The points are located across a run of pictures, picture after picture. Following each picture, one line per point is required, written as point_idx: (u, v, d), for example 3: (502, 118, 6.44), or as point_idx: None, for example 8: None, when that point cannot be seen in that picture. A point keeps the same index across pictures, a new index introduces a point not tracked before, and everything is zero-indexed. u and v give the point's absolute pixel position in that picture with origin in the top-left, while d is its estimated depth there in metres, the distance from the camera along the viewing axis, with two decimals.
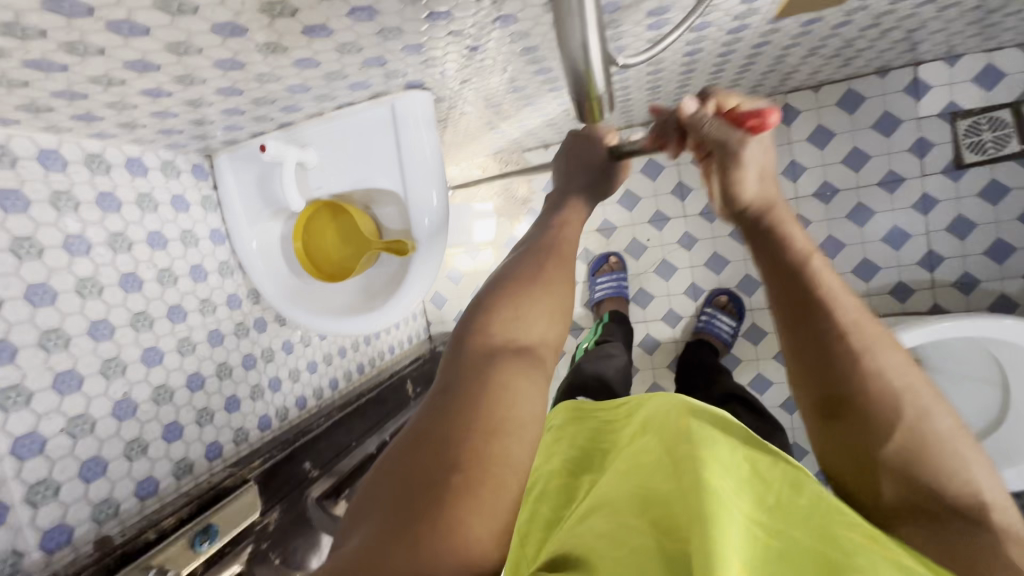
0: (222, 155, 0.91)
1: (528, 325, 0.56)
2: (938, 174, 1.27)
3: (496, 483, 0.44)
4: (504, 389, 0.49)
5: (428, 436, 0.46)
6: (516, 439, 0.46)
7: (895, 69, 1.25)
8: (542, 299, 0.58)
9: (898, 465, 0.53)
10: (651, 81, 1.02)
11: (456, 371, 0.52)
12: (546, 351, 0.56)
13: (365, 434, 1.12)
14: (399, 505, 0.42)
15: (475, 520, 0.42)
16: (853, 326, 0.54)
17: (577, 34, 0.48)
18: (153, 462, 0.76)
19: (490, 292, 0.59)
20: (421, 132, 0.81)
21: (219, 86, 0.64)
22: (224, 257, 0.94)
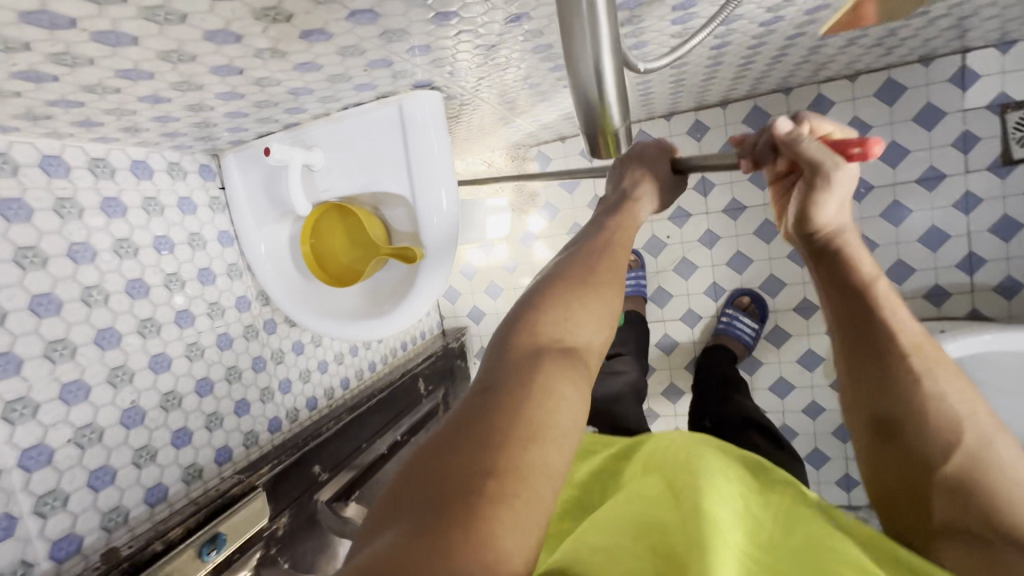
0: (229, 155, 0.90)
1: (579, 330, 0.53)
2: (983, 171, 1.18)
3: (536, 496, 0.42)
4: (548, 394, 0.47)
5: (466, 436, 0.44)
6: (554, 447, 0.44)
7: (940, 57, 1.16)
8: (590, 302, 0.55)
9: (952, 488, 0.53)
10: (674, 75, 0.97)
11: (499, 370, 0.49)
12: (592, 356, 0.54)
13: (376, 435, 1.13)
14: (427, 509, 0.40)
15: (508, 531, 0.39)
16: (915, 349, 0.59)
17: (590, 60, 0.43)
18: (163, 468, 0.76)
19: (542, 290, 0.56)
20: (429, 133, 0.78)
21: (218, 92, 0.61)
22: (233, 259, 0.93)
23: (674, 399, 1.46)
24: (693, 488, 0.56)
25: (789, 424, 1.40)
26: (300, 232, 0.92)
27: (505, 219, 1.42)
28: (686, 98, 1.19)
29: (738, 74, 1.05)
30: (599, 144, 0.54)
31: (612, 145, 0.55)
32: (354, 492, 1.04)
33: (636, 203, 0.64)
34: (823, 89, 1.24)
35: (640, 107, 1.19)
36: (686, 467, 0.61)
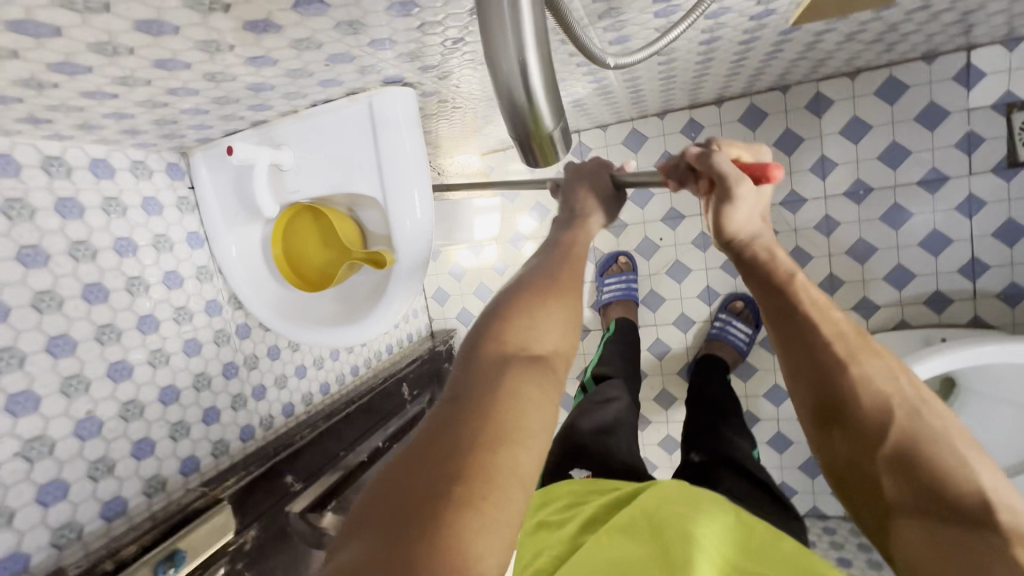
0: (198, 153, 0.87)
1: (544, 334, 0.52)
2: (987, 173, 1.14)
3: (504, 499, 0.39)
4: (516, 397, 0.45)
5: (435, 444, 0.42)
6: (525, 452, 0.42)
7: (944, 55, 1.11)
8: (555, 309, 0.55)
9: (895, 465, 0.55)
10: (663, 71, 0.93)
11: (464, 377, 0.47)
12: (561, 359, 0.52)
13: (355, 442, 1.08)
14: (396, 519, 0.38)
15: (478, 537, 0.37)
16: (842, 341, 0.62)
17: (513, 56, 0.38)
18: (122, 481, 0.73)
19: (502, 299, 0.55)
20: (401, 132, 0.74)
21: (169, 87, 0.58)
22: (203, 262, 0.90)
23: (666, 406, 1.42)
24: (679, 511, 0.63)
25: (784, 432, 1.36)
26: (270, 233, 0.89)
27: (494, 219, 1.38)
28: (679, 96, 1.15)
29: (732, 71, 1.01)
30: (532, 150, 0.48)
31: (550, 156, 0.49)
32: (331, 502, 0.99)
33: (584, 219, 0.68)
34: (822, 86, 1.19)
35: (632, 105, 1.15)
36: (674, 495, 0.67)
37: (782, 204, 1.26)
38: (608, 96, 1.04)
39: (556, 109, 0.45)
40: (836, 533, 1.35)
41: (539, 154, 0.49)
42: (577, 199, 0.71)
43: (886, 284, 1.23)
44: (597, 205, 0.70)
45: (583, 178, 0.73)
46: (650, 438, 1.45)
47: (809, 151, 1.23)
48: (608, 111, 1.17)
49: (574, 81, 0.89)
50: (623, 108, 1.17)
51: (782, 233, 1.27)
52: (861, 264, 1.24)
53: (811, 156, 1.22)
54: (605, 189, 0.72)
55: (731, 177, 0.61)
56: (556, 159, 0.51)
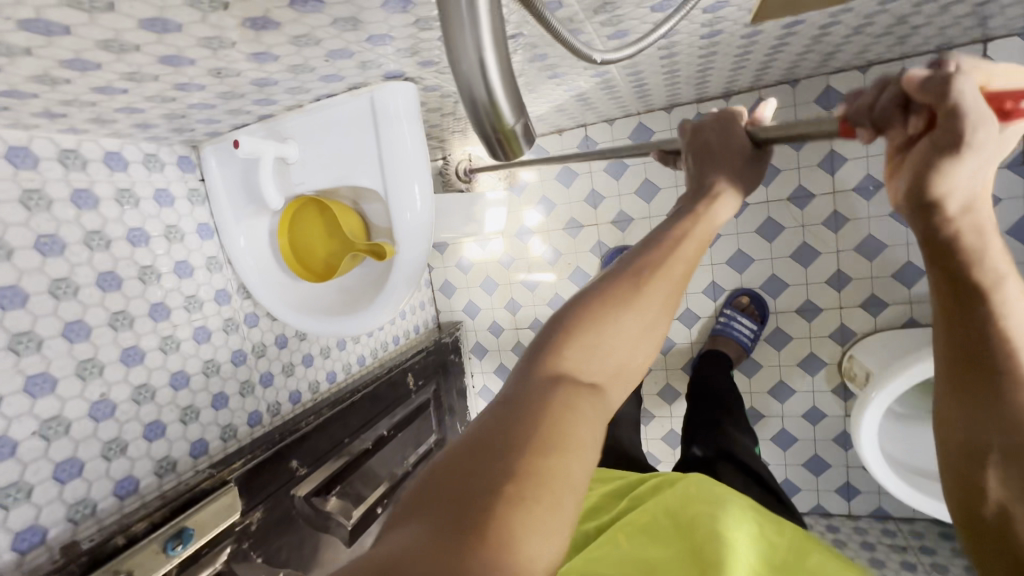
0: (208, 147, 0.90)
1: (610, 350, 0.47)
2: (1002, 169, 1.11)
3: (555, 502, 0.36)
4: (569, 409, 0.42)
5: (484, 441, 0.39)
6: (578, 460, 0.39)
7: (958, 47, 1.09)
8: (631, 320, 0.48)
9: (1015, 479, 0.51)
10: (666, 65, 0.92)
11: (522, 383, 0.44)
12: (622, 382, 0.48)
13: (361, 429, 1.11)
14: (442, 506, 0.36)
15: (529, 536, 0.34)
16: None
17: (472, 49, 0.36)
18: (134, 461, 0.76)
19: (573, 303, 0.50)
20: (402, 126, 0.76)
21: (176, 82, 0.60)
22: (213, 252, 0.93)
23: (670, 401, 1.42)
24: (705, 513, 0.63)
25: (789, 429, 1.35)
26: (278, 225, 0.92)
27: (501, 213, 1.39)
28: (685, 90, 1.14)
29: (738, 65, 1.00)
30: (498, 143, 0.44)
31: (519, 152, 0.46)
32: (336, 486, 1.03)
33: (715, 198, 0.55)
34: (832, 80, 1.18)
35: (636, 99, 1.15)
36: (694, 496, 0.68)
37: (789, 199, 1.25)
38: (611, 90, 1.04)
39: (518, 102, 0.41)
40: (838, 532, 1.33)
41: (502, 150, 0.45)
42: (704, 166, 0.58)
43: (894, 281, 1.21)
44: (731, 180, 0.57)
45: (712, 148, 0.58)
46: (652, 433, 1.46)
47: (817, 147, 1.22)
48: (613, 105, 1.18)
49: (575, 76, 0.90)
50: (629, 102, 1.17)
51: (788, 229, 1.26)
52: (870, 261, 1.22)
53: (820, 151, 1.21)
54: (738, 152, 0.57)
55: (970, 122, 0.37)
56: (521, 150, 0.46)
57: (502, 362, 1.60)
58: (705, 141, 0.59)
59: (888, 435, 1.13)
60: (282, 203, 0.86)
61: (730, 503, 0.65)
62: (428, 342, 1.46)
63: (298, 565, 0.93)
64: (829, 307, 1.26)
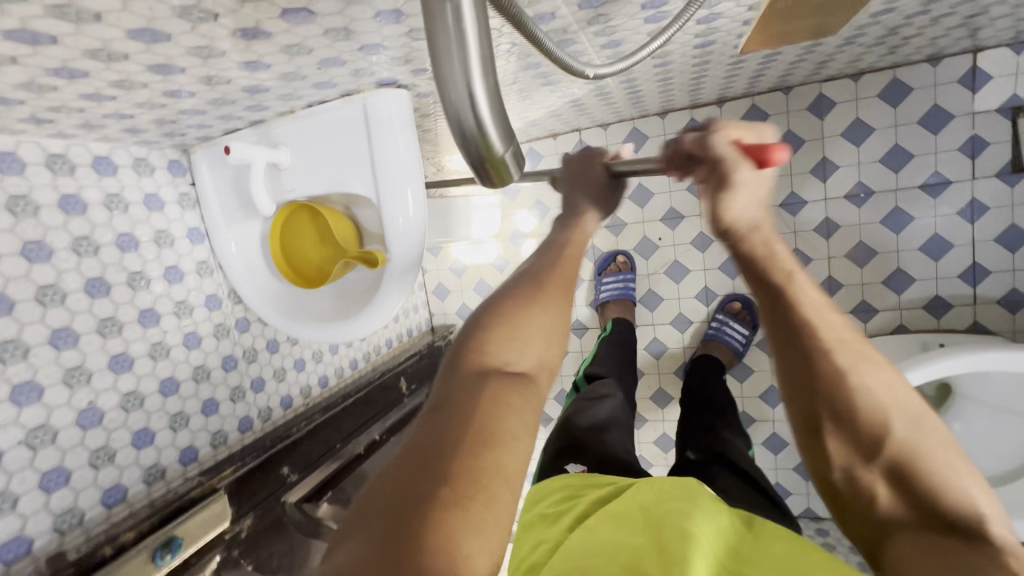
0: (198, 151, 0.89)
1: (525, 338, 0.52)
2: (991, 178, 1.12)
3: (490, 498, 0.41)
4: (496, 401, 0.46)
5: (420, 449, 0.43)
6: (508, 451, 0.44)
7: (949, 57, 1.10)
8: (539, 317, 0.54)
9: (892, 478, 0.54)
10: (660, 73, 0.93)
11: (450, 385, 0.48)
12: (546, 371, 0.53)
13: (353, 434, 1.10)
14: (383, 519, 0.39)
15: (468, 533, 0.38)
16: (840, 345, 0.56)
17: (461, 78, 0.36)
18: (122, 469, 0.75)
19: (489, 305, 0.55)
20: (394, 133, 0.76)
21: (166, 89, 0.59)
22: (203, 257, 0.92)
23: (663, 405, 1.42)
24: (677, 508, 0.62)
25: (780, 434, 1.36)
26: (268, 231, 0.91)
27: (495, 216, 1.38)
28: (679, 97, 1.15)
29: (731, 73, 1.00)
30: (485, 170, 0.43)
31: (507, 181, 0.45)
32: (326, 493, 0.98)
33: (581, 217, 0.66)
34: (824, 88, 1.19)
35: (630, 105, 1.16)
36: (671, 490, 0.67)
37: (782, 206, 1.26)
38: (606, 96, 1.04)
39: (507, 134, 0.41)
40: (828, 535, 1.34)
41: (490, 178, 0.44)
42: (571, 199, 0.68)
43: (885, 288, 1.22)
44: (592, 202, 0.67)
45: (578, 178, 0.68)
46: (645, 437, 1.46)
47: (810, 154, 1.22)
48: (608, 111, 1.17)
49: (569, 84, 0.90)
50: (623, 107, 1.17)
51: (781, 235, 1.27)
52: (861, 268, 1.23)
53: (813, 158, 1.21)
54: (597, 179, 0.67)
55: (726, 161, 0.55)
56: (509, 180, 0.45)
57: None
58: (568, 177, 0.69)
59: None
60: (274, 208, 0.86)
61: (701, 500, 0.65)
62: (422, 345, 1.46)
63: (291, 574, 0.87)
64: None
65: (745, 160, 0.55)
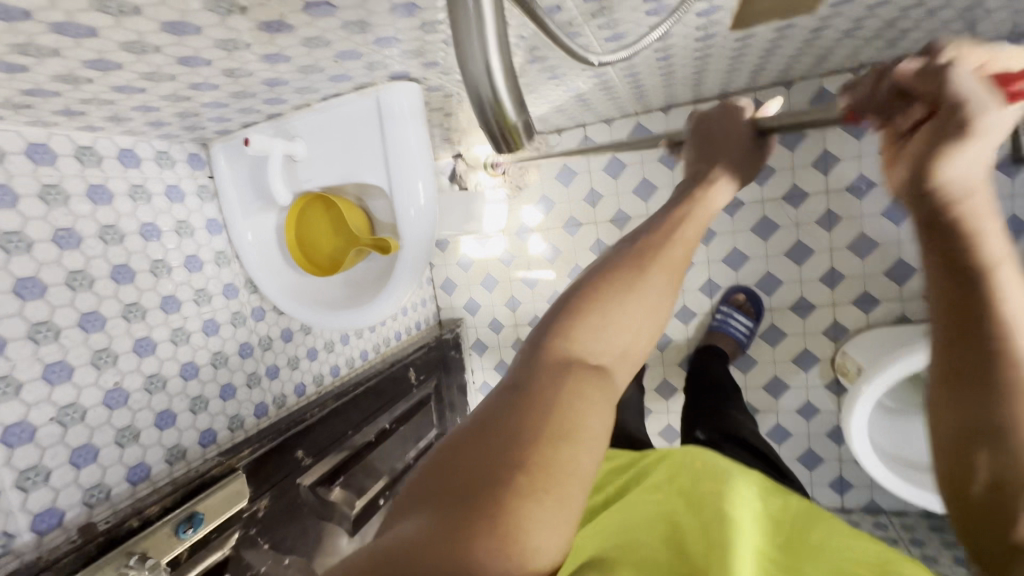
0: (217, 144, 0.92)
1: (619, 325, 0.49)
2: None
3: (564, 495, 0.38)
4: (580, 396, 0.43)
5: (492, 429, 0.42)
6: (587, 448, 0.41)
7: None
8: (634, 300, 0.49)
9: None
10: (662, 67, 0.95)
11: (535, 364, 0.46)
12: (636, 357, 0.50)
13: (364, 422, 1.13)
14: (449, 500, 0.39)
15: (535, 529, 0.37)
16: None
17: (479, 48, 0.38)
18: (146, 448, 0.78)
19: (581, 280, 0.52)
20: (406, 124, 0.79)
21: (192, 82, 0.63)
22: (221, 247, 0.96)
23: (667, 396, 1.45)
24: (709, 480, 0.62)
25: (783, 424, 1.37)
26: (285, 220, 0.94)
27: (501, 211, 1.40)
28: (682, 91, 1.17)
29: (733, 67, 1.03)
30: (500, 135, 0.45)
31: (520, 147, 0.47)
32: (340, 477, 1.05)
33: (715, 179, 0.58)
34: (825, 82, 1.21)
35: (634, 100, 1.18)
36: (697, 466, 0.67)
37: (784, 199, 1.28)
38: (609, 91, 1.07)
39: (521, 103, 0.43)
40: None
41: (504, 147, 0.46)
42: (694, 162, 0.60)
43: (886, 279, 1.24)
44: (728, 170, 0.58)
45: (709, 135, 0.61)
46: (650, 428, 1.48)
47: (811, 147, 1.24)
48: (611, 106, 1.20)
49: (574, 77, 0.93)
50: (627, 102, 1.20)
51: (782, 227, 1.29)
52: (863, 259, 1.25)
53: (814, 151, 1.24)
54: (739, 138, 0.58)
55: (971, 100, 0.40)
56: (523, 146, 0.47)
57: (502, 358, 1.62)
58: (702, 135, 0.61)
59: (883, 432, 1.15)
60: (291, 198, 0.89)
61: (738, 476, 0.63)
62: (430, 337, 1.49)
63: (303, 554, 0.95)
64: (822, 305, 1.29)
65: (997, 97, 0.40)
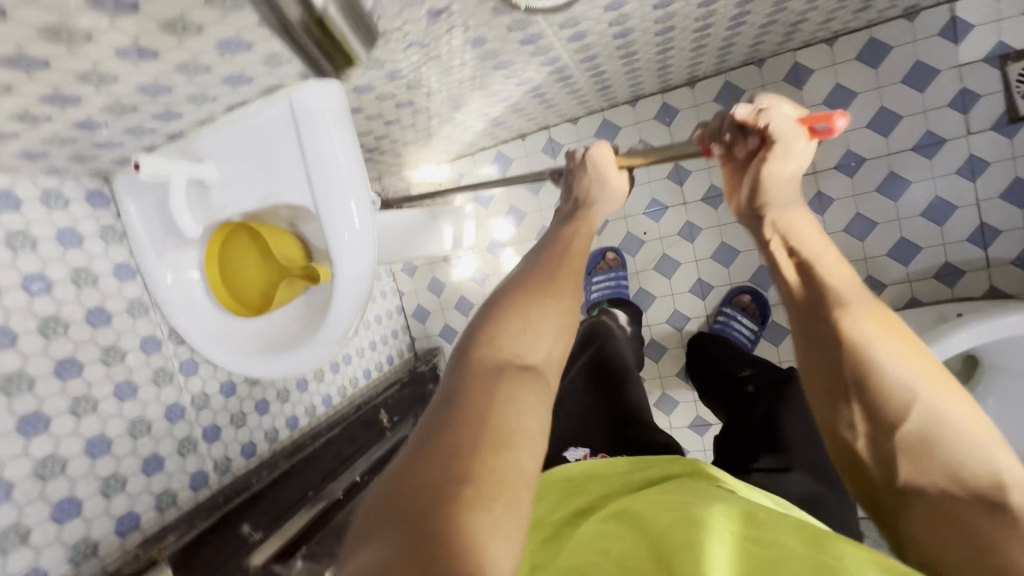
0: (120, 178, 0.79)
1: (538, 334, 0.53)
2: (987, 131, 1.09)
3: (510, 500, 0.41)
4: (510, 401, 0.46)
5: (434, 446, 0.43)
6: (526, 453, 0.44)
7: (925, 10, 1.07)
8: (550, 307, 0.55)
9: (914, 444, 0.51)
10: (622, 50, 0.89)
11: (461, 379, 0.48)
12: (557, 362, 0.54)
13: (325, 479, 1.01)
14: (404, 524, 0.39)
15: (489, 536, 0.38)
16: (867, 314, 0.57)
17: None
18: (90, 522, 0.70)
19: (496, 298, 0.56)
20: (327, 131, 0.68)
21: (105, 103, 0.56)
22: (136, 295, 0.81)
23: (670, 411, 1.38)
24: (682, 500, 0.56)
25: None
26: (206, 257, 0.82)
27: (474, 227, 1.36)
28: (646, 80, 1.13)
29: (697, 49, 0.98)
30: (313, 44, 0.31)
31: (351, 55, 0.32)
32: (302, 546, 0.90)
33: (590, 209, 0.67)
34: (800, 56, 1.16)
35: (597, 94, 1.14)
36: (674, 488, 0.62)
37: None
38: (568, 83, 1.00)
39: None
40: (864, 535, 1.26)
41: (323, 54, 0.31)
42: (578, 186, 0.69)
43: (891, 260, 1.18)
44: (608, 189, 0.69)
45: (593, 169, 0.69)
46: None
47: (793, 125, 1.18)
48: (574, 102, 1.15)
49: (523, 66, 0.84)
50: (590, 98, 1.15)
51: None
52: (861, 241, 1.20)
53: None
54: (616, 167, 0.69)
55: (786, 131, 0.57)
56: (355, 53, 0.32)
57: None
58: (582, 175, 0.69)
59: None
60: (201, 232, 0.76)
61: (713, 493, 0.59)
62: (403, 372, 1.41)
63: None
64: None
65: (805, 129, 0.57)
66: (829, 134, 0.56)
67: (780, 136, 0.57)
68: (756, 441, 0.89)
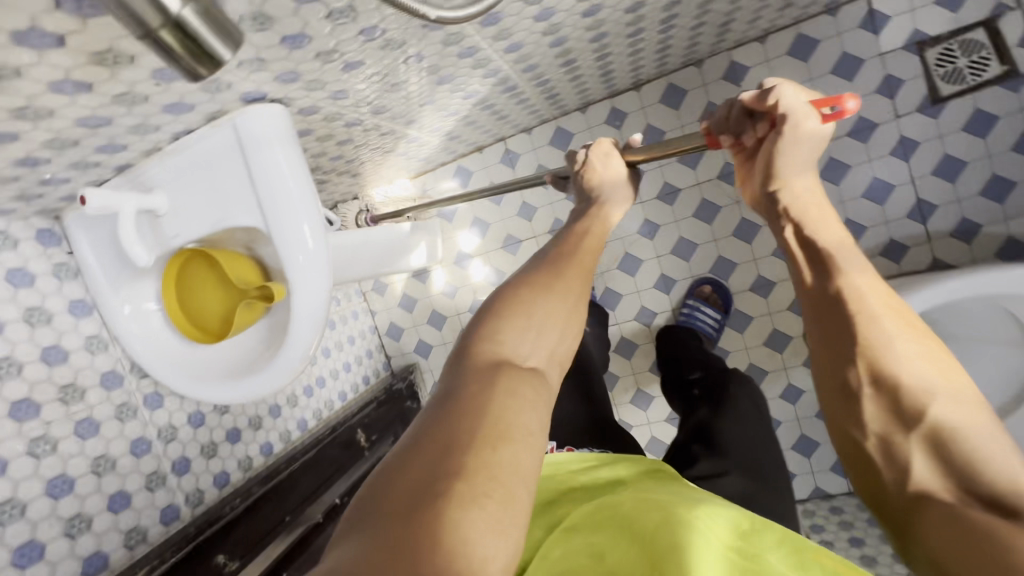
0: (69, 216, 0.78)
1: (539, 334, 0.54)
2: (914, 113, 1.15)
3: (506, 496, 0.41)
4: (509, 400, 0.47)
5: (433, 438, 0.44)
6: (523, 448, 0.44)
7: (845, 6, 1.14)
8: (552, 304, 0.57)
9: (929, 443, 0.46)
10: (562, 60, 0.93)
11: (461, 378, 0.49)
12: (557, 364, 0.55)
13: (303, 504, 1.00)
14: (394, 516, 0.38)
15: (478, 532, 0.38)
16: (886, 309, 0.51)
17: None
18: (54, 564, 0.69)
19: (495, 297, 0.58)
20: (273, 154, 0.69)
21: (44, 138, 0.56)
22: (94, 331, 0.81)
23: (646, 406, 1.40)
24: (672, 503, 0.56)
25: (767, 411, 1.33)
26: (164, 284, 0.81)
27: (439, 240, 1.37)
28: (592, 87, 1.17)
29: (635, 54, 1.03)
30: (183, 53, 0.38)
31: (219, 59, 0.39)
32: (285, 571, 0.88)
33: (602, 208, 0.70)
34: (735, 55, 1.22)
35: (546, 103, 1.18)
36: (664, 491, 0.61)
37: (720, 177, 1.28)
38: (516, 94, 1.04)
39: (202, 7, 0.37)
40: (843, 513, 1.28)
41: (188, 55, 0.37)
42: (587, 184, 0.72)
43: None
44: (609, 184, 0.72)
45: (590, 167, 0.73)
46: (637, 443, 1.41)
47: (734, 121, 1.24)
48: (524, 112, 1.19)
49: (467, 78, 0.86)
50: (540, 107, 1.19)
51: (725, 208, 1.29)
52: None
53: None
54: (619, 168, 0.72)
55: (797, 110, 0.56)
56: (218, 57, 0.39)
57: None
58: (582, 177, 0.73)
59: None
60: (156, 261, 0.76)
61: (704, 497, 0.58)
62: (380, 391, 1.41)
63: None
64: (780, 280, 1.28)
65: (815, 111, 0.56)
66: (840, 118, 0.56)
67: (790, 114, 0.56)
68: (697, 442, 0.90)
